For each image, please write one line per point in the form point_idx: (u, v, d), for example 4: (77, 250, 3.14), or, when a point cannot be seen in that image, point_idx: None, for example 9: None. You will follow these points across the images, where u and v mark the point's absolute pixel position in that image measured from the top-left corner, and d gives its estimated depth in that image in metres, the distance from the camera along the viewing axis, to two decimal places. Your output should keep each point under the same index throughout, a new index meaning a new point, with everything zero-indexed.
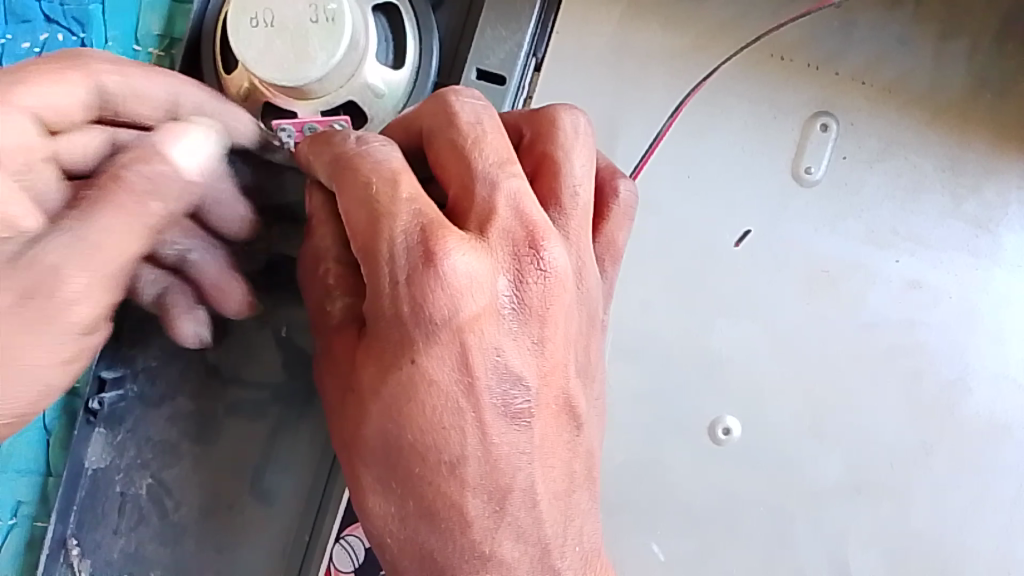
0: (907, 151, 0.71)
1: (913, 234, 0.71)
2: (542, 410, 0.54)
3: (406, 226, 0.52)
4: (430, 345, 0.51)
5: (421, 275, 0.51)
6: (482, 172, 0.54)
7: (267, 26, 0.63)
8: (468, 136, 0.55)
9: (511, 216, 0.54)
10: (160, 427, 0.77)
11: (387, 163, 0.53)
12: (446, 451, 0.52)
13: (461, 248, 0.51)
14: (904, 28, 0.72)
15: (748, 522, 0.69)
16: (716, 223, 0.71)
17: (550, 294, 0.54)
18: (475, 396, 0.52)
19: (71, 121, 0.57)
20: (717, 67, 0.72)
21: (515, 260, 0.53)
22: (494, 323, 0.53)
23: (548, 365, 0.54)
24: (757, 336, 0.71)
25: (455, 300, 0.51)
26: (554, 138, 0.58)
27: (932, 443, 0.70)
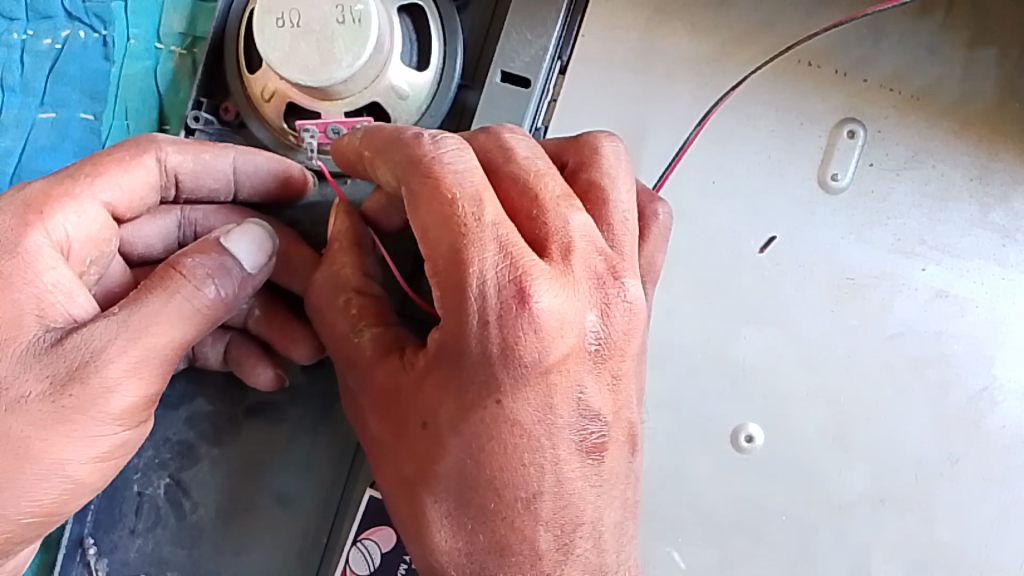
0: (936, 159, 0.71)
1: (940, 243, 0.70)
2: (613, 444, 0.55)
3: (495, 262, 0.51)
4: (517, 384, 0.51)
5: (512, 315, 0.50)
6: (552, 205, 0.53)
7: (292, 27, 0.63)
8: (530, 169, 0.54)
9: (591, 252, 0.53)
10: (178, 429, 0.77)
11: (474, 187, 0.52)
12: (523, 487, 0.52)
13: (549, 287, 0.51)
14: (933, 35, 0.71)
15: (770, 531, 0.69)
16: (742, 230, 0.71)
17: (629, 330, 0.54)
18: (555, 433, 0.52)
19: (146, 203, 0.63)
20: (745, 80, 0.71)
21: (598, 295, 0.53)
22: (581, 361, 0.52)
23: (621, 400, 0.55)
24: (781, 343, 0.70)
25: (545, 339, 0.51)
26: (599, 164, 0.57)
27: (956, 454, 0.69)
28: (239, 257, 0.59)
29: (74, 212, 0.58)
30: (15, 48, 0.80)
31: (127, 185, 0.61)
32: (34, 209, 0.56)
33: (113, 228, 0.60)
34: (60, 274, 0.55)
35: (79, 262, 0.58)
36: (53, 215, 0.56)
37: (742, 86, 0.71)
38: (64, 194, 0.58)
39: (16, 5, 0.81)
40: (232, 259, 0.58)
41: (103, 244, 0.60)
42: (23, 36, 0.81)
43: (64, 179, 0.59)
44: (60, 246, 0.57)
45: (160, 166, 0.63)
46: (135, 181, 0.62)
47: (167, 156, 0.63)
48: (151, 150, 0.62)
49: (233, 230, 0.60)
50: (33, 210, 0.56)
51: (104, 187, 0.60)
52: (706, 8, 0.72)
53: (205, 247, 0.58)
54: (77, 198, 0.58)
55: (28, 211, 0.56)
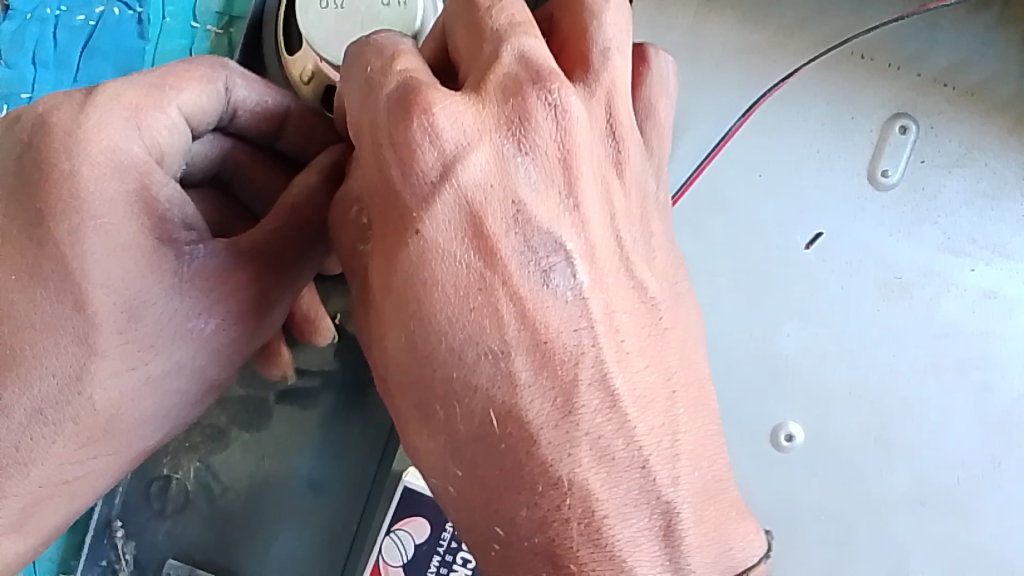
0: (989, 156, 0.69)
1: (990, 242, 0.69)
2: (592, 274, 0.46)
3: (389, 92, 0.45)
4: (432, 212, 0.44)
5: (406, 132, 0.44)
6: (490, 30, 0.46)
7: (336, 8, 0.62)
8: (480, 3, 0.47)
9: (515, 64, 0.46)
10: (209, 414, 0.76)
11: (389, 46, 0.47)
12: (481, 341, 0.44)
13: (451, 101, 0.44)
14: (988, 28, 0.69)
15: (808, 530, 0.68)
16: (788, 224, 0.69)
17: (575, 140, 0.46)
18: (497, 265, 0.45)
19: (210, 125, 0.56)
20: (796, 72, 0.69)
21: (521, 105, 0.45)
22: (511, 176, 0.45)
23: (587, 220, 0.47)
24: (826, 341, 0.69)
25: (453, 154, 0.44)
26: (582, 3, 0.48)
27: (999, 457, 0.68)
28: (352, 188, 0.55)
29: (157, 121, 0.50)
30: (49, 23, 0.79)
31: (203, 103, 0.54)
32: (134, 116, 0.49)
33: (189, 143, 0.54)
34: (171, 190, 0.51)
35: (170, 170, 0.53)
36: (156, 132, 0.50)
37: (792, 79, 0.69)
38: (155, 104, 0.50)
39: None
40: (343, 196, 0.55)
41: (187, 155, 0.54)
42: (57, 12, 0.79)
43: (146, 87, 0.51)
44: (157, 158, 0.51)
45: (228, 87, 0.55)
46: (210, 98, 0.54)
47: (234, 86, 0.56)
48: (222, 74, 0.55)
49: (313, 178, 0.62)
50: (137, 123, 0.49)
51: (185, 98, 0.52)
52: None
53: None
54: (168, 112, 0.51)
55: (131, 120, 0.49)
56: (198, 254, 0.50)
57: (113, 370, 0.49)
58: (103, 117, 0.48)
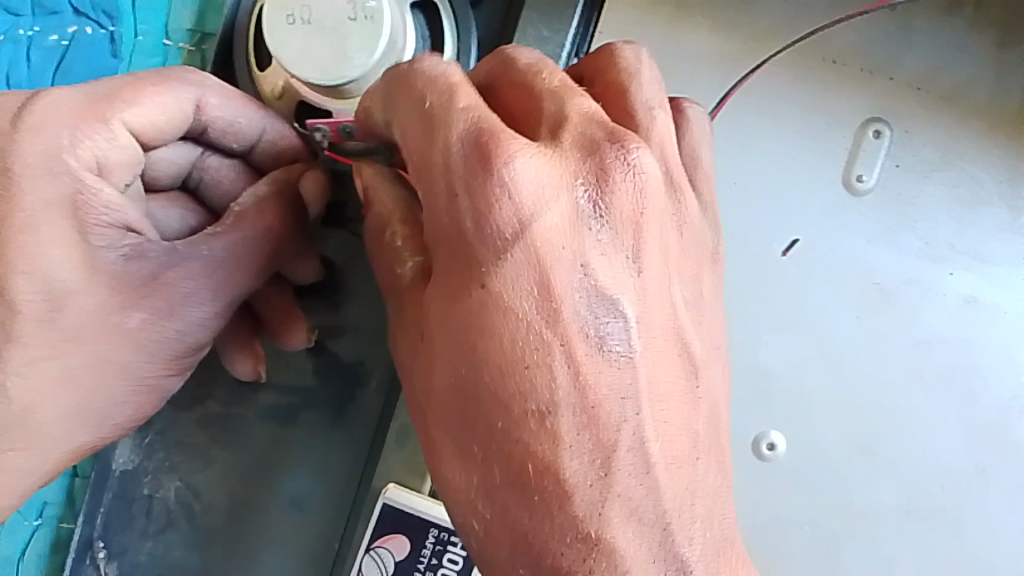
0: (966, 161, 0.68)
1: (970, 247, 0.68)
2: (646, 339, 0.49)
3: (463, 134, 0.48)
4: (501, 264, 0.46)
5: (482, 179, 0.46)
6: (548, 89, 0.50)
7: (304, 25, 0.62)
8: (529, 65, 0.52)
9: (585, 122, 0.49)
10: (188, 431, 0.76)
11: (443, 74, 0.49)
12: (533, 398, 0.46)
13: (528, 154, 0.47)
14: (962, 33, 0.69)
15: (794, 544, 0.67)
16: (764, 233, 0.69)
17: (640, 201, 0.49)
18: (558, 325, 0.47)
19: (166, 135, 0.60)
20: (762, 66, 0.69)
21: (594, 162, 0.48)
22: (578, 233, 0.47)
23: (646, 285, 0.49)
24: (806, 349, 0.68)
25: (529, 206, 0.46)
26: (615, 64, 0.54)
27: (986, 465, 0.66)
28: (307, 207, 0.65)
29: (102, 132, 0.56)
30: (21, 45, 0.79)
31: (158, 118, 0.59)
32: (74, 124, 0.55)
33: (139, 155, 0.59)
34: (109, 195, 0.56)
35: (119, 175, 0.58)
36: (94, 140, 0.55)
37: (760, 71, 0.69)
38: (101, 114, 0.56)
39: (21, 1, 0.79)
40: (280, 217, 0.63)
41: (132, 165, 0.59)
42: (29, 33, 0.79)
43: (100, 99, 0.57)
44: (96, 166, 0.56)
45: (194, 103, 0.61)
46: (171, 112, 0.60)
47: (206, 101, 0.61)
48: (188, 89, 0.60)
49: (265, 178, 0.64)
50: (79, 131, 0.55)
51: (137, 112, 0.58)
52: (729, 6, 0.70)
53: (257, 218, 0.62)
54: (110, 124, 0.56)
55: (74, 127, 0.55)
56: (122, 257, 0.56)
57: (57, 349, 0.55)
58: (55, 122, 0.55)
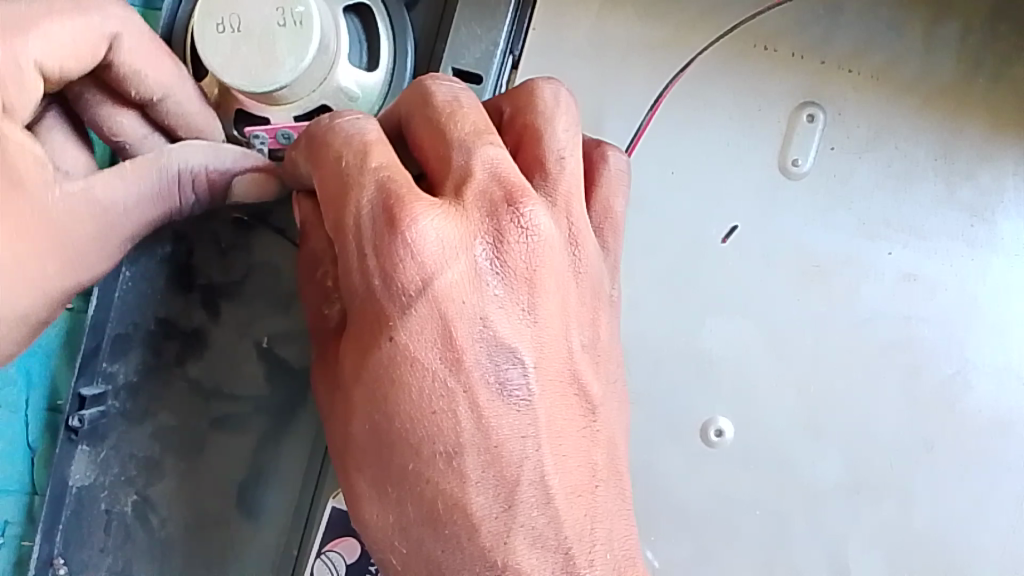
0: (898, 139, 0.69)
1: (906, 224, 0.69)
2: (544, 384, 0.54)
3: (373, 198, 0.53)
4: (406, 319, 0.52)
5: (389, 241, 0.52)
6: (457, 141, 0.55)
7: (233, 32, 0.63)
8: (442, 111, 0.55)
9: (487, 180, 0.54)
10: (142, 444, 0.76)
11: (357, 134, 0.55)
12: (440, 440, 0.52)
13: (432, 216, 0.52)
14: (892, 12, 0.69)
15: (745, 526, 0.68)
16: (704, 219, 0.69)
17: (535, 256, 0.54)
18: (462, 372, 0.52)
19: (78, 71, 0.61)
20: (699, 54, 0.70)
21: (492, 223, 0.53)
22: (477, 290, 0.53)
23: (543, 334, 0.54)
24: (748, 333, 0.69)
25: (431, 266, 0.52)
26: (534, 107, 0.57)
27: (932, 439, 0.68)
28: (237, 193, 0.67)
29: (13, 67, 0.57)
30: None
31: (69, 57, 0.60)
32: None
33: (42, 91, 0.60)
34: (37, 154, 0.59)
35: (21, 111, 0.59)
36: (5, 79, 0.57)
37: (694, 63, 0.70)
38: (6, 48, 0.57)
39: None
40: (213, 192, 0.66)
41: (37, 99, 0.59)
42: None
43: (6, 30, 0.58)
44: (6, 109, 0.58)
45: (107, 39, 0.62)
46: (78, 49, 0.60)
47: (119, 40, 0.62)
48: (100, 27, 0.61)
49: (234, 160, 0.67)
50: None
51: (41, 48, 0.58)
52: None
53: (211, 168, 0.65)
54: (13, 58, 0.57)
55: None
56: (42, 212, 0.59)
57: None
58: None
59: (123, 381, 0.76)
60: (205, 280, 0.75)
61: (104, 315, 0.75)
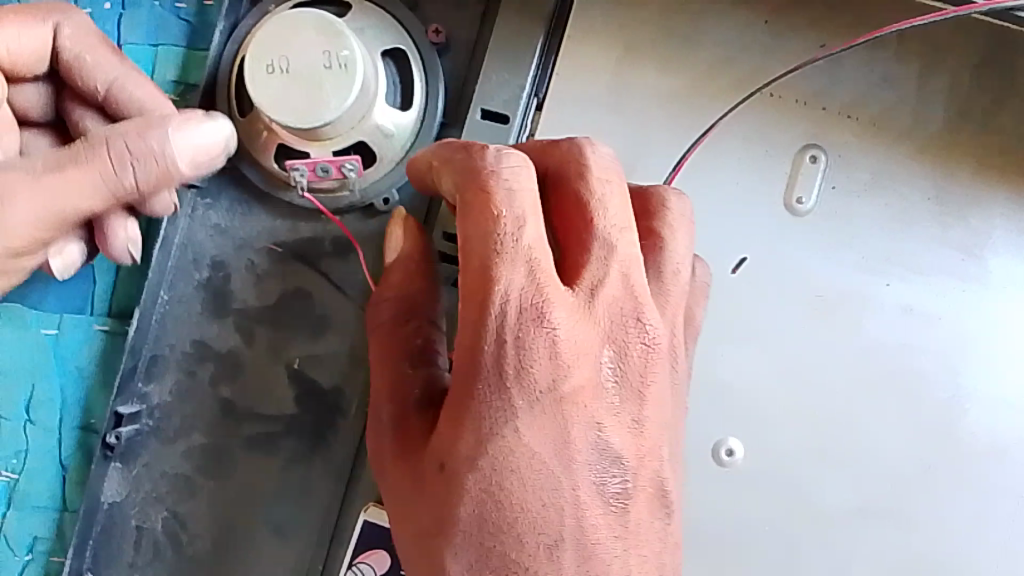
0: (895, 180, 0.75)
1: (903, 259, 0.74)
2: (637, 488, 0.59)
3: (517, 285, 0.56)
4: (532, 414, 0.56)
5: (530, 335, 0.56)
6: (600, 233, 0.59)
7: (282, 73, 0.67)
8: (594, 196, 0.60)
9: (618, 288, 0.59)
10: (174, 463, 0.78)
11: (517, 197, 0.57)
12: (545, 532, 0.55)
13: (565, 315, 0.57)
14: (887, 65, 0.76)
15: (755, 543, 0.72)
16: (716, 252, 0.74)
17: (649, 368, 0.59)
18: (574, 468, 0.56)
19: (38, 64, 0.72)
20: (723, 118, 0.75)
21: (615, 333, 0.59)
22: (596, 395, 0.58)
23: (644, 444, 0.59)
24: (758, 359, 0.73)
25: (564, 366, 0.56)
26: (662, 211, 0.64)
27: (930, 461, 0.72)
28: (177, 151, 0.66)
29: (9, 39, 0.70)
30: None
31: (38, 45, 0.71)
32: None
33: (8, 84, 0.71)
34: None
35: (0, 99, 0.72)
36: None
37: (719, 125, 0.75)
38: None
39: None
40: (149, 151, 0.65)
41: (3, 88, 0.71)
42: None
43: None
44: None
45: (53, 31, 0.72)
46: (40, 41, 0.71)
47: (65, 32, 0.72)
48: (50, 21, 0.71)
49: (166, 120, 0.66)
50: None
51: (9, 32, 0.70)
52: (672, 46, 0.76)
53: (145, 130, 0.65)
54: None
55: None
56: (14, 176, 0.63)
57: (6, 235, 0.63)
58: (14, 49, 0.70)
59: (157, 402, 0.78)
60: (240, 305, 0.78)
61: (142, 340, 0.78)
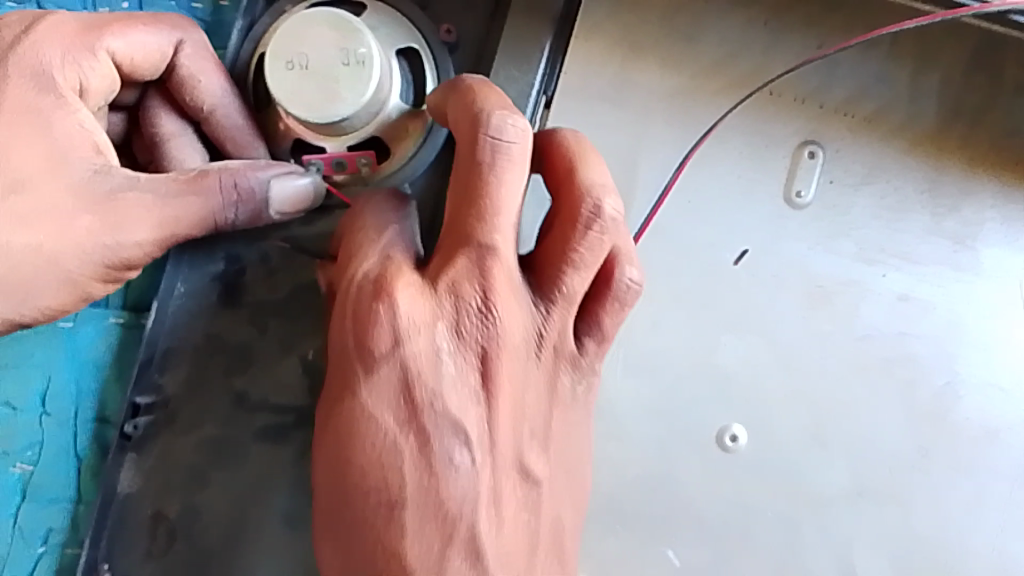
0: (889, 174, 0.78)
1: (898, 250, 0.77)
2: (489, 466, 0.58)
3: (370, 265, 0.61)
4: (371, 384, 0.58)
5: (370, 305, 0.58)
6: (468, 215, 0.59)
7: (301, 69, 0.69)
8: (474, 177, 0.59)
9: (467, 267, 0.58)
10: (189, 453, 0.79)
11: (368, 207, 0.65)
12: (383, 494, 0.57)
13: (408, 293, 0.58)
14: (882, 63, 0.78)
15: (758, 526, 0.74)
16: (718, 243, 0.77)
17: (496, 347, 0.58)
18: (415, 433, 0.57)
19: (144, 70, 0.73)
20: (723, 118, 0.78)
21: (460, 313, 0.58)
22: (434, 370, 0.57)
23: (494, 424, 0.58)
24: (759, 347, 0.76)
25: (398, 334, 0.58)
26: (575, 204, 0.61)
27: (927, 447, 0.75)
28: (270, 201, 0.70)
29: (118, 44, 0.70)
30: None
31: (150, 55, 0.72)
32: (91, 26, 0.69)
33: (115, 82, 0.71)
34: (84, 115, 0.68)
35: (96, 98, 0.70)
36: (85, 61, 0.68)
37: (720, 125, 0.78)
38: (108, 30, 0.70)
39: None
40: (248, 194, 0.69)
41: (106, 90, 0.71)
42: None
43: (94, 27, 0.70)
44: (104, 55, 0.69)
45: (173, 44, 0.73)
46: (160, 52, 0.72)
47: (184, 48, 0.73)
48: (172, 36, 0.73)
49: (270, 169, 0.71)
50: (88, 47, 0.68)
51: (120, 42, 0.70)
52: (676, 45, 0.78)
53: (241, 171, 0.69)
54: (109, 35, 0.70)
55: (91, 29, 0.69)
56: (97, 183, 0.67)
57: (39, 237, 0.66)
58: (134, 49, 0.71)
59: (172, 393, 0.79)
60: (253, 299, 0.80)
61: (158, 331, 0.79)
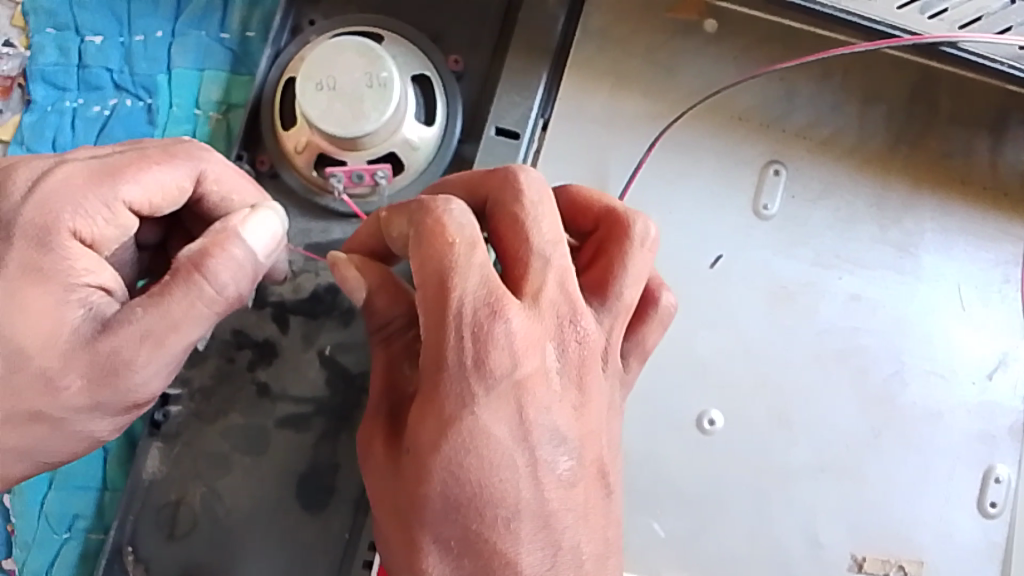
0: (842, 191, 0.89)
1: (851, 257, 0.88)
2: (583, 467, 0.60)
3: (468, 294, 0.57)
4: (485, 399, 0.57)
5: (484, 333, 0.57)
6: (536, 247, 0.60)
7: (330, 90, 0.78)
8: (529, 211, 0.61)
9: (556, 293, 0.60)
10: (214, 441, 0.86)
11: (442, 221, 0.59)
12: (503, 505, 0.57)
13: (518, 314, 0.58)
14: (835, 94, 0.90)
15: (731, 500, 0.82)
16: (695, 249, 0.86)
17: (587, 359, 0.60)
18: (530, 443, 0.57)
19: (169, 202, 0.67)
20: (697, 136, 0.89)
21: (558, 333, 0.59)
22: (545, 385, 0.58)
23: (586, 427, 0.60)
24: (731, 340, 0.85)
25: (518, 359, 0.57)
26: (626, 232, 0.65)
27: (878, 428, 0.85)
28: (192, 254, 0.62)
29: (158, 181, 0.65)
30: (67, 114, 0.95)
31: (175, 185, 0.66)
32: (115, 169, 0.64)
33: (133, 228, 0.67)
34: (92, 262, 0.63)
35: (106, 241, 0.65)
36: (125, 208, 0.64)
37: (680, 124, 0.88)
38: (140, 167, 0.64)
39: (69, 78, 0.96)
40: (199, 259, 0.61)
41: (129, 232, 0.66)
42: (75, 104, 0.95)
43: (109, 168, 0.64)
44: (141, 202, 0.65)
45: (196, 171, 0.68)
46: (181, 179, 0.67)
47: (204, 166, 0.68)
48: (188, 156, 0.67)
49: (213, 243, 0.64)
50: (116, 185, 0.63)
51: (150, 180, 0.65)
52: (658, 74, 0.89)
53: (216, 242, 0.62)
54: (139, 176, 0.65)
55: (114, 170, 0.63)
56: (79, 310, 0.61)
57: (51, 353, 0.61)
58: (165, 191, 0.66)
59: (199, 384, 0.86)
60: (275, 299, 0.88)
61: None
